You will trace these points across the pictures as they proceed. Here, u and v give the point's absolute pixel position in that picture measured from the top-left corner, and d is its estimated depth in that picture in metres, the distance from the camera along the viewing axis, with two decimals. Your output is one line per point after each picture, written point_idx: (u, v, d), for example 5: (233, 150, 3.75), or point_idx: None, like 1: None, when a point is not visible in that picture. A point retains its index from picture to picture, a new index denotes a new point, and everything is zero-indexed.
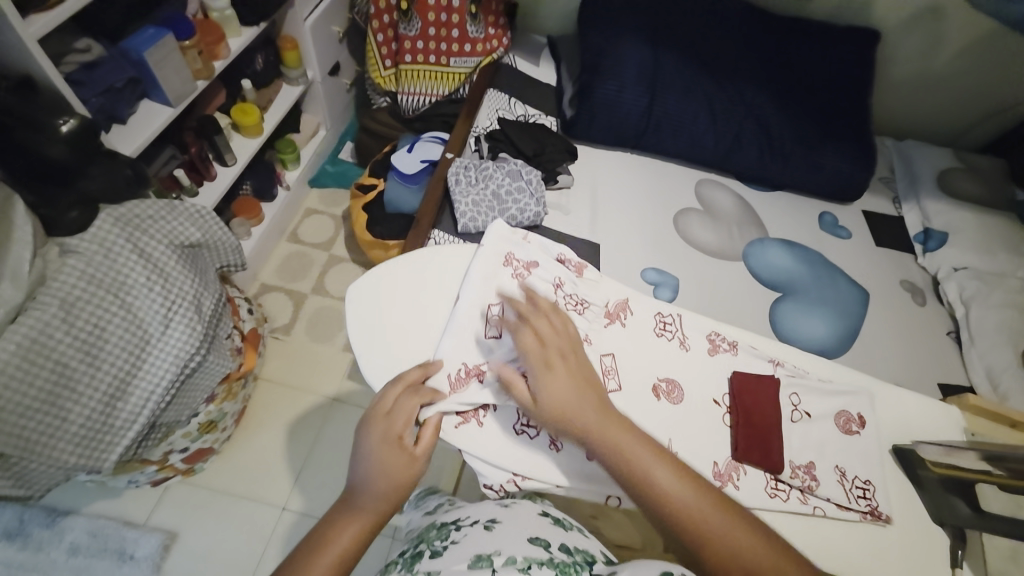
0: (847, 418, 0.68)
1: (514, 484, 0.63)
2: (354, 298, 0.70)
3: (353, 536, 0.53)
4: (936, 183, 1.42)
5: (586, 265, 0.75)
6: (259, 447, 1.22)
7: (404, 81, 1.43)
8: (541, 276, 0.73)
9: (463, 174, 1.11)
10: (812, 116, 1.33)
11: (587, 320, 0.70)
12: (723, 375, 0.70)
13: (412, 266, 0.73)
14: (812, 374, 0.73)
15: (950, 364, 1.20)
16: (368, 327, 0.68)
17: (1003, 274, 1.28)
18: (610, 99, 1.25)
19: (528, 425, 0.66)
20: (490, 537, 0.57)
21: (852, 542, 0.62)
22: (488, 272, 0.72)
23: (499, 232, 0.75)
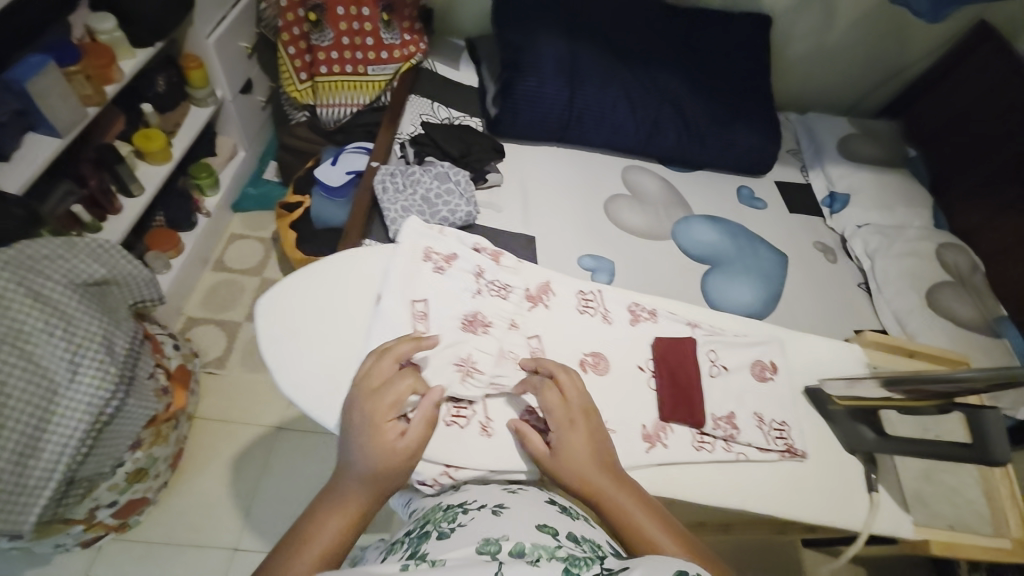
0: (761, 366, 0.74)
1: (449, 476, 0.62)
2: (263, 311, 0.68)
3: (337, 531, 0.49)
4: (837, 150, 1.55)
5: (502, 253, 0.79)
6: (201, 489, 1.15)
7: (322, 93, 1.40)
8: (462, 267, 0.74)
9: (389, 181, 1.10)
10: (720, 98, 1.42)
11: (512, 304, 0.73)
12: (647, 341, 0.73)
13: (328, 272, 0.72)
14: (728, 331, 0.77)
15: (863, 312, 1.31)
16: (283, 339, 0.66)
17: (900, 226, 1.41)
18: (531, 94, 1.27)
19: (458, 415, 0.65)
20: (496, 523, 0.51)
21: (777, 481, 0.67)
22: (409, 269, 0.72)
23: (413, 228, 0.76)
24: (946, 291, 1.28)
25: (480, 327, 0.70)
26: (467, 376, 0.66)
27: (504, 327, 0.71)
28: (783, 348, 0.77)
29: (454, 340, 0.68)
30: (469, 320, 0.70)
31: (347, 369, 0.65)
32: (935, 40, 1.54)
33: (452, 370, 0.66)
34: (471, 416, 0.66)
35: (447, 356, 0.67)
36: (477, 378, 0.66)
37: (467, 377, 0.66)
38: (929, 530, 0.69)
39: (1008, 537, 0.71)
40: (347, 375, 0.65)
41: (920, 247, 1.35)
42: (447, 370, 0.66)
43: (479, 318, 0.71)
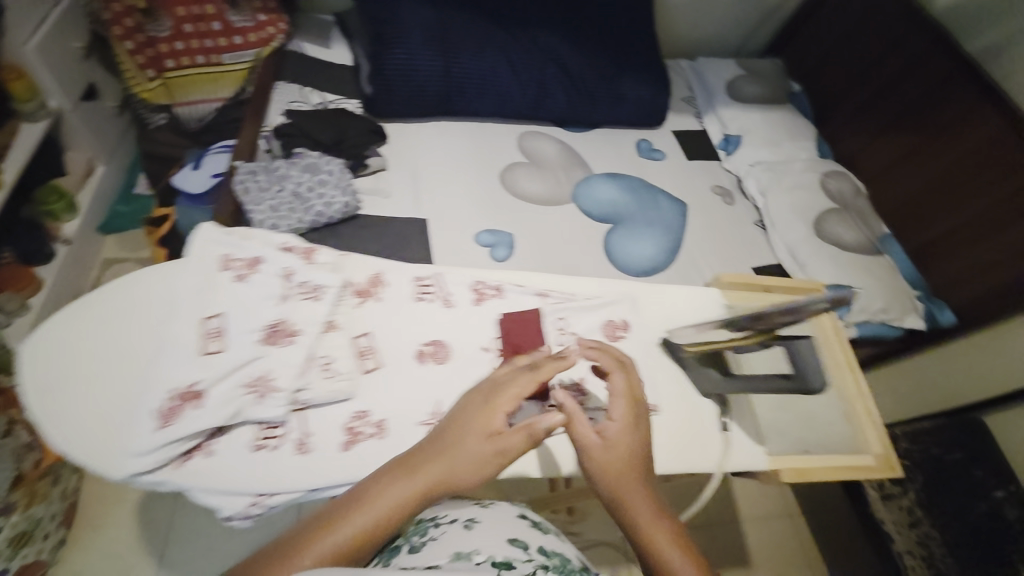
0: (613, 326, 0.75)
1: (260, 505, 0.57)
2: (29, 359, 0.60)
3: (375, 516, 0.48)
4: (726, 93, 1.57)
5: (315, 249, 0.72)
6: (108, 539, 1.06)
7: (177, 91, 1.27)
8: (267, 272, 0.67)
9: (251, 180, 1.00)
10: (602, 53, 1.41)
11: (323, 306, 0.67)
12: (493, 320, 0.73)
13: (114, 302, 0.64)
14: (580, 295, 0.78)
15: (761, 249, 1.36)
16: (52, 386, 0.59)
17: (788, 160, 1.46)
18: (403, 67, 1.20)
19: (269, 437, 0.60)
20: (468, 536, 0.59)
21: None
22: (203, 285, 0.64)
23: (204, 237, 0.68)
24: (833, 217, 1.34)
25: (285, 338, 0.64)
26: (268, 395, 0.60)
27: (316, 331, 0.65)
28: (635, 304, 0.78)
29: (250, 358, 0.61)
30: (272, 331, 0.63)
31: (129, 409, 0.59)
32: None
33: (243, 396, 0.59)
34: (285, 435, 0.61)
35: (236, 379, 0.60)
36: (275, 396, 0.60)
37: (262, 399, 0.60)
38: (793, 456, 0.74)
39: (869, 454, 0.76)
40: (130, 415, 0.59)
41: (806, 179, 1.41)
42: (238, 397, 0.59)
43: (285, 327, 0.64)
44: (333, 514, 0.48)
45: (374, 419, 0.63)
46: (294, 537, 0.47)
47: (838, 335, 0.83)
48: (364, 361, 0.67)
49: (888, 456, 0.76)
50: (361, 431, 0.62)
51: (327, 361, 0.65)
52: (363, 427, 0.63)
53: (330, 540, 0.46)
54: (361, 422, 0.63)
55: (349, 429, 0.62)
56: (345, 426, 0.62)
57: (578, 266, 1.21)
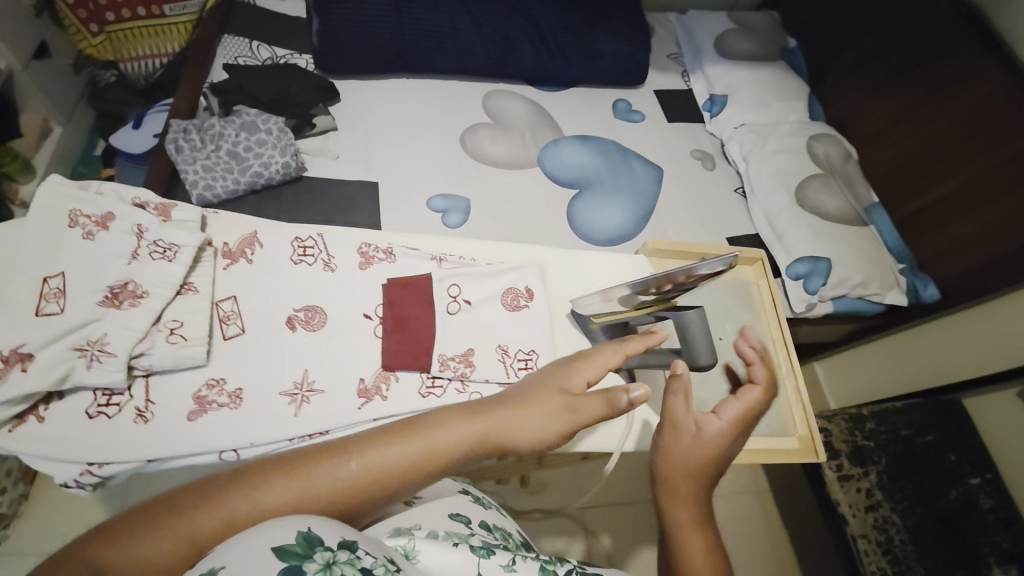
0: (515, 295, 0.70)
1: (92, 474, 0.53)
2: None
3: (414, 454, 0.44)
4: (714, 49, 1.45)
5: (175, 205, 0.65)
6: (70, 496, 1.08)
7: (121, 46, 1.21)
8: (119, 229, 0.61)
9: (183, 138, 0.96)
10: (574, 5, 1.31)
11: (176, 268, 0.61)
12: (378, 286, 0.68)
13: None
14: (480, 261, 0.73)
15: (739, 218, 1.28)
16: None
17: (775, 122, 1.36)
18: (351, 19, 1.12)
19: (108, 403, 0.57)
20: (408, 513, 0.53)
21: None
22: (38, 240, 0.58)
23: (49, 186, 0.61)
24: (815, 184, 1.26)
25: (128, 301, 0.59)
26: (99, 361, 0.56)
27: (167, 295, 0.60)
28: (540, 272, 0.72)
29: (88, 321, 0.56)
30: (114, 292, 0.59)
31: None
32: None
33: (73, 359, 0.55)
34: (125, 401, 0.57)
35: (65, 342, 0.55)
36: (109, 362, 0.56)
37: (95, 364, 0.55)
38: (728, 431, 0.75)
39: (795, 436, 0.77)
40: None
41: (792, 142, 1.31)
42: (66, 360, 0.55)
43: (130, 288, 0.59)
44: (369, 438, 0.45)
45: (230, 388, 0.60)
46: (311, 456, 0.43)
47: (776, 315, 0.84)
48: (225, 327, 0.63)
49: (812, 439, 0.77)
50: (213, 401, 0.59)
51: (176, 326, 0.59)
52: (215, 396, 0.59)
53: (352, 469, 0.43)
54: (214, 390, 0.59)
55: (198, 398, 0.59)
56: (194, 394, 0.59)
57: (539, 234, 1.15)
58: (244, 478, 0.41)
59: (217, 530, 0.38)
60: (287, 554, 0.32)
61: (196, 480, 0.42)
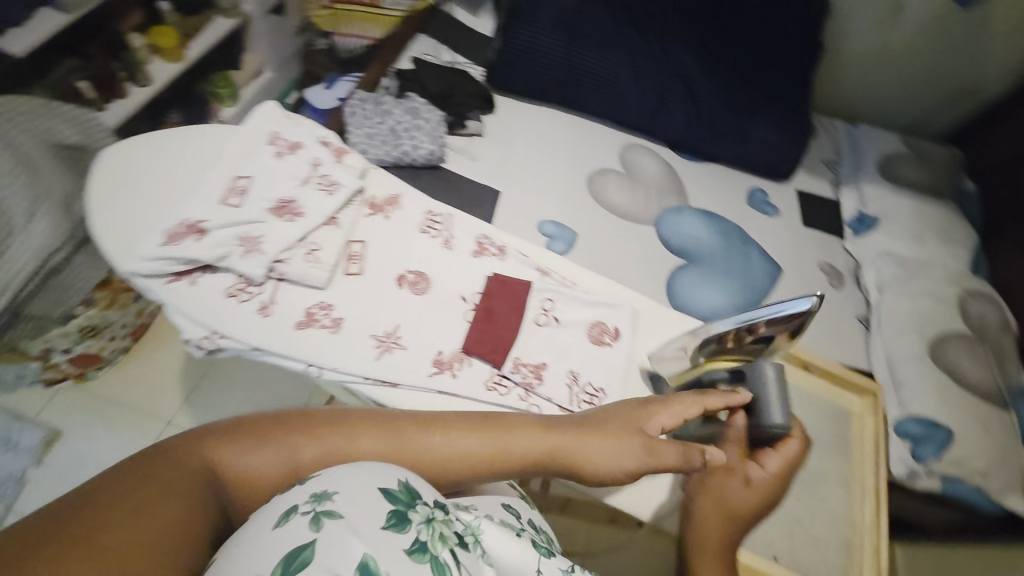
0: (601, 330, 0.70)
1: (211, 342, 0.61)
2: (103, 157, 0.68)
3: (489, 453, 0.51)
4: (877, 169, 1.37)
5: (348, 151, 0.76)
6: (155, 363, 1.24)
7: (341, 22, 1.45)
8: (302, 157, 0.72)
9: (360, 107, 1.10)
10: (743, 83, 1.28)
11: (334, 201, 0.70)
12: (483, 276, 0.72)
13: (170, 138, 0.72)
14: (580, 287, 0.75)
15: (853, 348, 1.16)
16: (101, 184, 0.67)
17: (925, 263, 1.23)
18: (529, 47, 1.21)
19: (243, 290, 0.64)
20: (467, 492, 0.56)
21: None
22: (245, 146, 0.72)
23: (265, 111, 0.75)
24: (956, 344, 1.11)
25: (289, 215, 0.68)
26: (254, 251, 0.64)
27: (318, 220, 0.68)
28: (633, 318, 0.73)
29: (255, 220, 0.66)
30: (281, 205, 0.68)
31: (152, 225, 0.65)
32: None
33: (234, 245, 0.64)
34: (255, 293, 0.64)
35: (233, 230, 0.65)
36: (259, 257, 0.64)
37: (247, 255, 0.64)
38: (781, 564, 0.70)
39: None
40: (150, 230, 0.65)
41: (939, 289, 1.18)
42: (229, 244, 0.64)
43: (293, 205, 0.69)
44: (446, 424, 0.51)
45: (334, 314, 0.65)
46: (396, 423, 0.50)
47: (881, 466, 0.77)
48: (349, 263, 0.69)
49: None
50: (318, 319, 0.64)
51: (315, 248, 0.67)
52: (321, 316, 0.65)
53: (439, 446, 0.50)
54: (322, 312, 0.65)
55: (308, 312, 0.65)
56: (305, 309, 0.65)
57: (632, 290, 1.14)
58: (347, 423, 0.49)
59: (316, 460, 0.46)
60: (394, 498, 0.40)
61: (314, 407, 0.50)
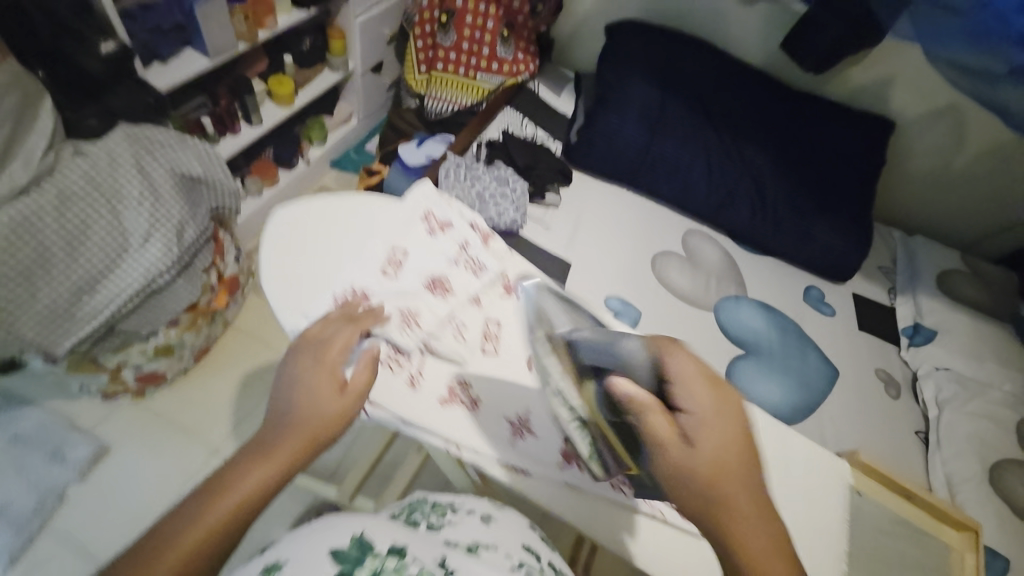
0: None
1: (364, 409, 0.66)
2: (278, 219, 0.76)
3: (242, 495, 0.45)
4: (934, 281, 1.39)
5: (492, 235, 0.81)
6: (211, 387, 1.27)
7: (433, 86, 1.52)
8: (451, 238, 0.79)
9: (454, 170, 1.18)
10: (809, 189, 1.34)
11: (478, 283, 0.77)
12: None
13: (336, 202, 0.79)
14: None
15: (908, 464, 1.14)
16: (280, 243, 0.74)
17: (987, 384, 1.21)
18: (610, 133, 1.29)
19: (395, 360, 0.69)
20: (483, 529, 0.56)
21: (683, 550, 0.64)
22: (404, 221, 0.79)
23: (423, 190, 0.81)
24: (1018, 473, 1.08)
25: (440, 293, 0.75)
26: (412, 326, 0.70)
27: (464, 300, 0.75)
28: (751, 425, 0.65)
29: (411, 294, 0.73)
30: (433, 283, 0.75)
31: (315, 287, 0.72)
32: None
33: (395, 318, 0.70)
34: (407, 365, 0.69)
35: (394, 304, 0.72)
36: (415, 333, 0.70)
37: (406, 329, 0.70)
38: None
39: None
40: (315, 291, 0.72)
41: (1002, 414, 1.16)
42: (391, 317, 0.70)
43: (444, 283, 0.76)
44: (227, 478, 0.46)
45: (472, 393, 0.69)
46: (184, 512, 0.43)
47: None
48: (486, 342, 0.73)
49: None
50: (459, 397, 0.69)
51: (461, 327, 0.73)
52: (461, 394, 0.69)
53: (227, 494, 0.45)
54: (462, 390, 0.69)
55: (450, 389, 0.69)
56: (448, 384, 0.69)
57: None
58: (149, 543, 0.41)
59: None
60: (342, 558, 0.38)
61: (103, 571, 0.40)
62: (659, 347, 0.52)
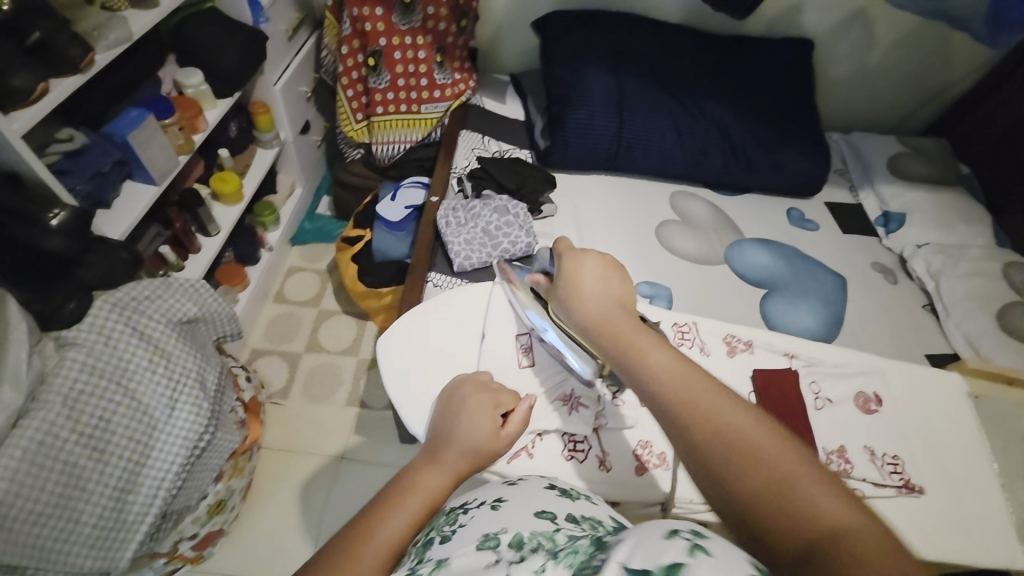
0: (865, 399, 0.76)
1: None
2: (384, 348, 0.75)
3: (410, 507, 0.47)
4: (885, 168, 1.51)
5: None
6: (272, 520, 1.16)
7: (376, 131, 1.44)
8: None
9: (452, 216, 1.15)
10: (765, 122, 1.42)
11: None
12: (746, 374, 0.76)
13: (433, 311, 0.79)
14: (827, 361, 0.80)
15: (931, 336, 1.26)
16: (400, 376, 0.72)
17: (963, 245, 1.37)
18: (582, 127, 1.32)
19: (575, 449, 0.70)
20: (498, 516, 0.44)
21: (899, 513, 0.68)
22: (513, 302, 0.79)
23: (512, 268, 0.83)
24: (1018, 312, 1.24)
25: None
26: (578, 410, 0.71)
27: None
28: (886, 378, 0.78)
29: (559, 375, 0.73)
30: None
31: None
32: (979, 61, 1.52)
33: (558, 406, 0.71)
34: (587, 450, 0.70)
35: (552, 393, 0.72)
36: (584, 413, 0.71)
37: (573, 412, 0.71)
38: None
39: None
40: None
41: (984, 266, 1.32)
42: (554, 407, 0.71)
43: None
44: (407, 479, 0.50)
45: (656, 450, 0.71)
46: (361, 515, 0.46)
47: None
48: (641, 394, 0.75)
49: None
50: (648, 460, 0.70)
51: (615, 389, 0.74)
52: (649, 456, 0.71)
53: (412, 504, 0.47)
54: (646, 451, 0.71)
55: (637, 455, 0.70)
56: (633, 452, 0.71)
57: None
58: (360, 521, 0.45)
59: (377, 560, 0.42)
60: None
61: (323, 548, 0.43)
62: (564, 249, 0.63)
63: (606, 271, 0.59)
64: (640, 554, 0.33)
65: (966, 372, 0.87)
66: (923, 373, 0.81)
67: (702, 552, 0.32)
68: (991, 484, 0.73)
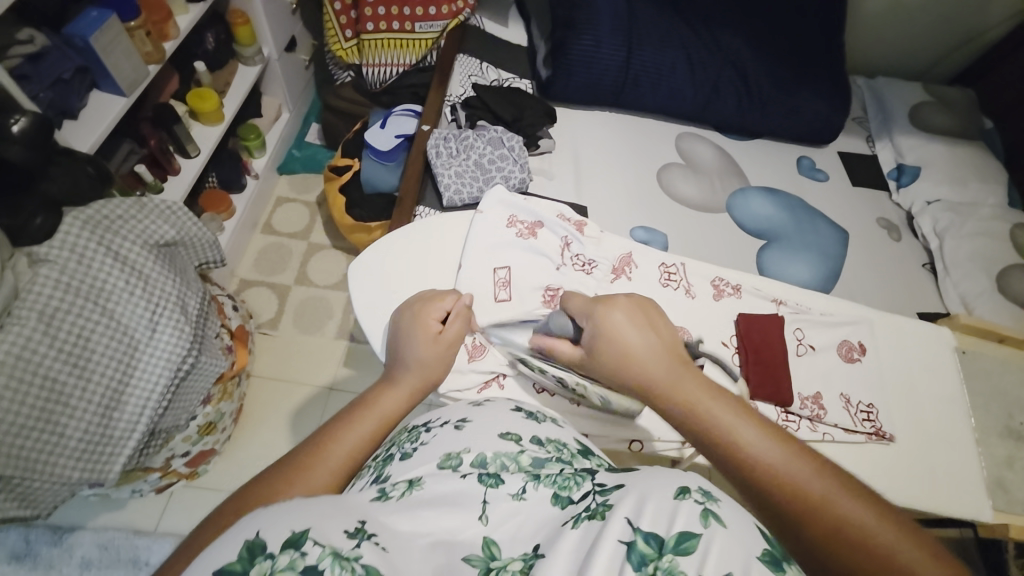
0: (849, 347, 0.75)
1: None
2: (356, 277, 0.72)
3: (369, 429, 0.48)
4: (907, 118, 1.43)
5: (586, 221, 0.80)
6: (263, 443, 1.21)
7: (367, 52, 1.35)
8: (549, 235, 0.79)
9: (443, 146, 1.09)
10: (786, 59, 1.31)
11: (593, 281, 0.76)
12: (730, 319, 0.76)
13: (408, 239, 0.76)
14: (814, 310, 0.79)
15: (926, 295, 1.24)
16: (372, 305, 0.70)
17: (974, 203, 1.32)
18: (586, 55, 1.22)
19: (547, 383, 0.70)
20: (462, 436, 0.44)
21: (863, 459, 0.70)
22: (492, 235, 0.76)
23: (496, 198, 0.79)
24: (1020, 275, 1.21)
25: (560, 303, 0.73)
26: None
27: None
28: (872, 330, 0.78)
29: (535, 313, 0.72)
30: (550, 295, 0.74)
31: None
32: None
33: None
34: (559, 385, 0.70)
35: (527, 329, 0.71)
36: None
37: None
38: (1006, 516, 0.73)
39: None
40: None
41: (993, 226, 1.28)
42: None
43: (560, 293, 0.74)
44: (365, 399, 0.51)
45: None
46: (316, 435, 0.47)
47: None
48: None
49: None
50: None
51: None
52: None
53: (369, 422, 0.49)
54: None
55: None
56: None
57: None
58: (317, 442, 0.46)
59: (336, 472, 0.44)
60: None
61: (272, 470, 0.43)
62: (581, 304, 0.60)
63: (635, 314, 0.55)
64: (647, 512, 0.32)
65: (954, 328, 0.86)
66: (912, 329, 0.80)
67: (713, 522, 0.31)
68: (962, 437, 0.74)
